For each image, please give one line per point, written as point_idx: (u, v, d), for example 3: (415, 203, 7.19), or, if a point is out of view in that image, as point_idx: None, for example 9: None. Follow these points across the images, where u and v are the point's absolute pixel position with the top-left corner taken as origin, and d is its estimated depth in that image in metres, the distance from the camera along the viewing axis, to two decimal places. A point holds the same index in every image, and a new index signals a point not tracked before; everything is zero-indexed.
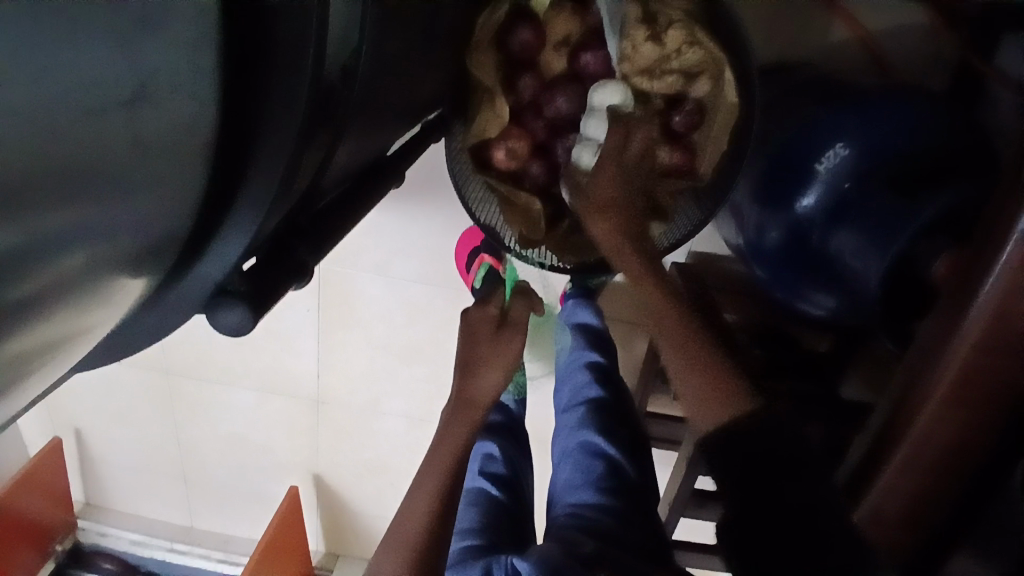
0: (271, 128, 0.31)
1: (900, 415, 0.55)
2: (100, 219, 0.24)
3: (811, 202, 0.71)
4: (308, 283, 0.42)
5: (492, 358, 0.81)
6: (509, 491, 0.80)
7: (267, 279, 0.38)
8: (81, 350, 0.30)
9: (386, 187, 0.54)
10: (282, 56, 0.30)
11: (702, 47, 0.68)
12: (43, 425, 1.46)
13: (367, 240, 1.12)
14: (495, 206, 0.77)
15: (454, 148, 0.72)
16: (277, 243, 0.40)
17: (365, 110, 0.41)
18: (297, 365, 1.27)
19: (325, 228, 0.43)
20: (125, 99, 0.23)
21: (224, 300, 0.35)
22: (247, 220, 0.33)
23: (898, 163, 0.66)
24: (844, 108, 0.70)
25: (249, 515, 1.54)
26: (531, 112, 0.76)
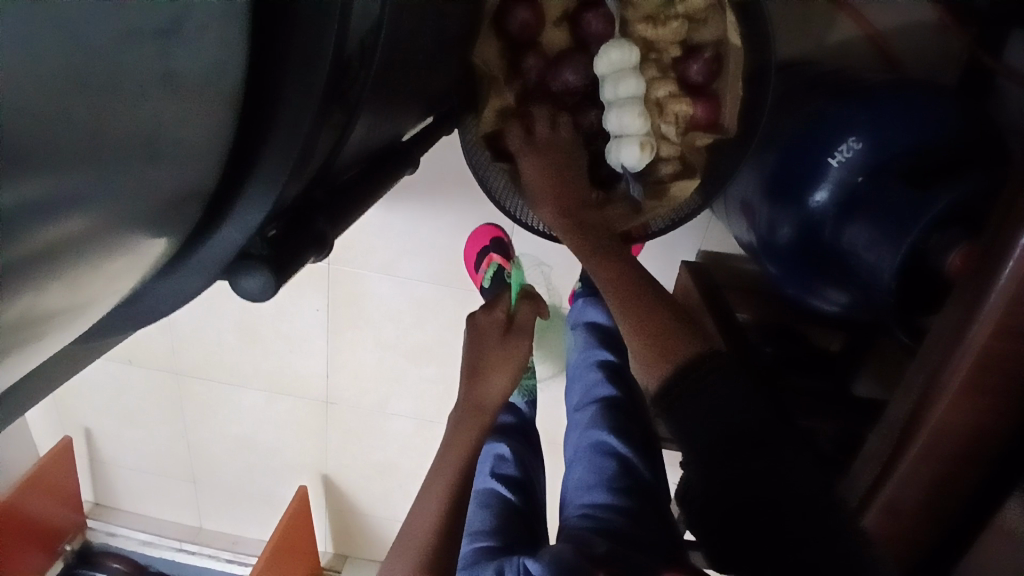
0: (289, 101, 0.32)
1: (919, 408, 0.54)
2: (126, 162, 0.24)
3: (824, 195, 0.70)
4: (327, 254, 0.41)
5: (501, 364, 0.79)
6: (522, 493, 0.80)
7: (288, 245, 0.37)
8: (96, 313, 0.30)
9: (396, 176, 0.54)
10: (302, 30, 0.31)
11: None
12: (54, 425, 1.46)
13: (376, 240, 1.13)
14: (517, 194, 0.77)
15: (470, 140, 0.72)
16: (297, 213, 0.39)
17: (381, 96, 0.41)
18: (304, 365, 1.28)
19: (343, 202, 0.43)
20: (153, 37, 0.23)
21: (247, 263, 0.35)
22: (265, 194, 0.33)
23: (911, 159, 0.66)
24: (853, 104, 0.70)
25: (256, 516, 1.55)
26: (539, 92, 0.75)
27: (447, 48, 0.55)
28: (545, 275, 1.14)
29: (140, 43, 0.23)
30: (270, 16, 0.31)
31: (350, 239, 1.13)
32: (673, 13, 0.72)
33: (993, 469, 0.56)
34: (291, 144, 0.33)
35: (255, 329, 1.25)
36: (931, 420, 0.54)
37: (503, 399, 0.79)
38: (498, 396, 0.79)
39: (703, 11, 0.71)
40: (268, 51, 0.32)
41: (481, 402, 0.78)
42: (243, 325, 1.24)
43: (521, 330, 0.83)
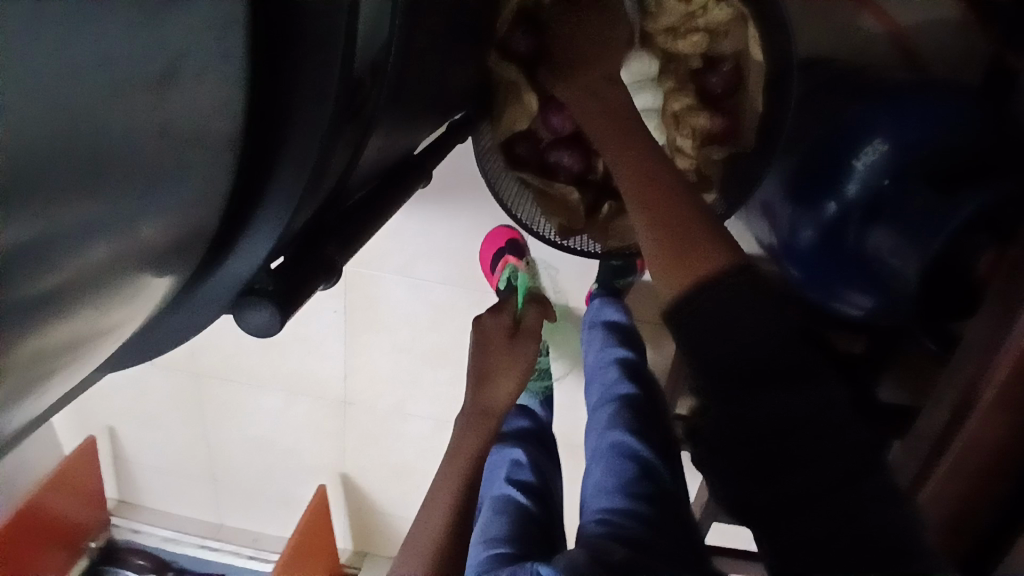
0: (296, 127, 0.32)
1: None
2: (129, 209, 0.24)
3: (854, 187, 0.68)
4: (336, 283, 0.42)
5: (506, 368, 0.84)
6: (538, 501, 0.78)
7: (295, 277, 0.38)
8: (109, 347, 0.31)
9: (411, 185, 0.53)
10: (311, 50, 0.30)
11: (729, 4, 0.66)
12: (77, 424, 1.48)
13: (391, 242, 1.13)
14: (531, 201, 0.77)
15: (482, 148, 0.73)
16: (306, 241, 0.40)
17: (397, 110, 0.41)
18: (322, 366, 1.28)
19: (352, 226, 0.43)
20: (155, 84, 0.23)
21: (252, 298, 0.36)
22: (272, 221, 0.33)
23: (935, 160, 0.64)
24: (879, 103, 0.68)
25: (276, 514, 1.56)
26: (555, 105, 0.72)
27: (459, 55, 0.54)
28: (559, 277, 1.12)
29: (138, 90, 0.22)
30: (278, 40, 0.30)
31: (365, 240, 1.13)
32: (694, 24, 0.70)
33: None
34: (302, 171, 0.32)
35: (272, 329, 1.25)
36: None
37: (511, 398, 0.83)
38: (507, 396, 0.84)
39: (724, 24, 0.68)
40: (276, 72, 0.31)
41: (488, 405, 0.82)
42: None
43: (526, 334, 0.87)
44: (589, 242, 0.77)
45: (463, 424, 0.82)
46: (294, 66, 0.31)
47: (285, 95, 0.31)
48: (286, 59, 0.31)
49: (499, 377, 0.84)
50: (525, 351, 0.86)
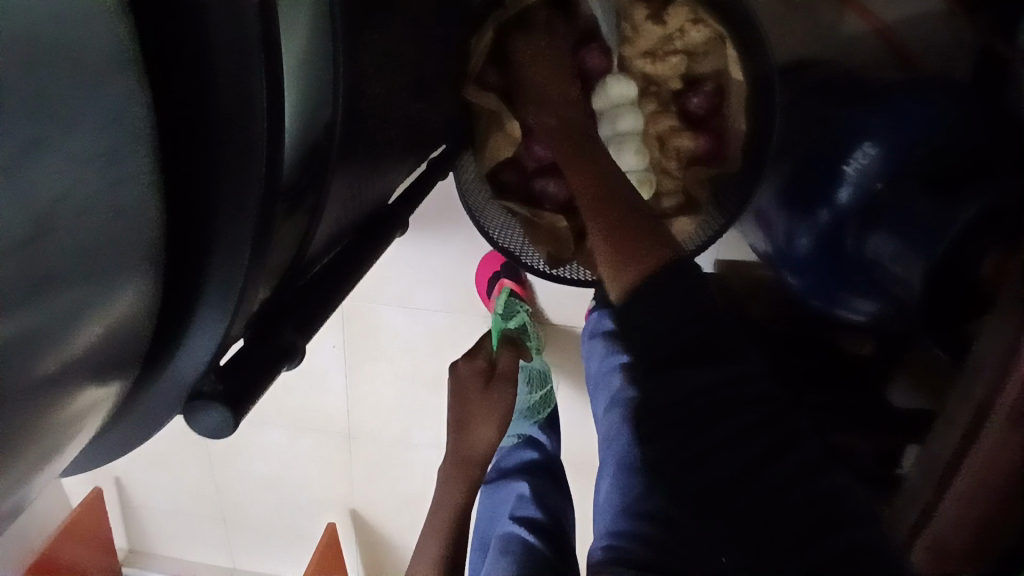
0: (223, 221, 0.29)
1: None
2: (20, 336, 0.23)
3: (845, 196, 0.66)
4: (300, 363, 0.39)
5: (483, 417, 0.81)
6: (548, 539, 0.75)
7: (248, 372, 0.34)
8: (51, 465, 0.30)
9: (384, 241, 0.52)
10: (224, 141, 0.28)
11: (706, 25, 0.66)
12: (84, 475, 1.47)
13: (386, 273, 1.11)
14: (518, 229, 0.75)
15: (466, 177, 0.72)
16: (260, 329, 0.37)
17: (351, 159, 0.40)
18: (324, 401, 1.26)
19: (310, 307, 0.41)
20: (35, 208, 0.23)
21: (200, 400, 0.32)
22: (216, 318, 0.31)
23: (931, 161, 0.62)
24: (870, 103, 0.66)
25: (288, 554, 1.53)
26: (537, 132, 0.72)
27: (424, 93, 0.53)
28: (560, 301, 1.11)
29: (0, 219, 0.21)
30: (194, 134, 0.28)
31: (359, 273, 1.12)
32: (672, 47, 0.69)
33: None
34: (238, 254, 0.30)
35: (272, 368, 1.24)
36: None
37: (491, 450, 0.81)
38: (487, 444, 0.81)
39: (702, 46, 0.68)
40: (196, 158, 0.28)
41: (469, 452, 0.81)
42: None
43: (503, 379, 0.83)
44: (582, 269, 0.75)
45: (445, 474, 0.81)
46: (211, 149, 0.28)
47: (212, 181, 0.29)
48: (205, 136, 0.28)
49: (475, 425, 0.81)
50: (500, 397, 0.82)
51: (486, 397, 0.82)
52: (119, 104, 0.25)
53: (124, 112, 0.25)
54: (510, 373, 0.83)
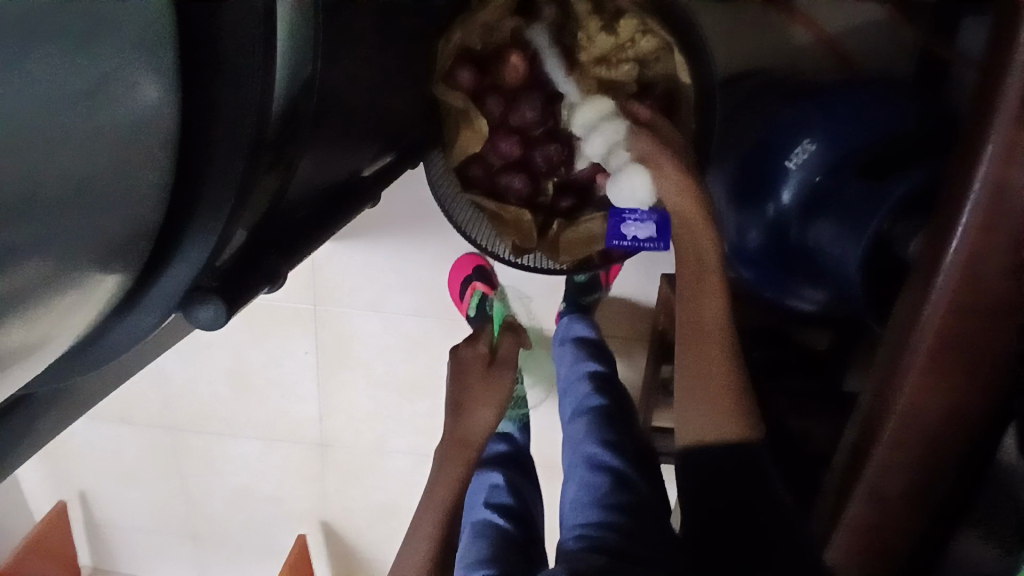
0: (220, 159, 0.33)
1: (880, 404, 0.52)
2: (56, 196, 0.26)
3: (790, 196, 0.72)
4: (279, 288, 0.43)
5: (482, 397, 0.87)
6: (518, 522, 0.79)
7: (240, 279, 0.38)
8: (52, 351, 0.32)
9: (357, 211, 0.55)
10: (228, 104, 0.32)
11: (655, 35, 0.70)
12: (48, 490, 1.44)
13: (360, 277, 1.13)
14: (486, 223, 0.80)
15: (438, 173, 0.77)
16: (250, 251, 0.40)
17: (318, 133, 0.43)
18: (296, 408, 1.27)
19: (297, 235, 0.45)
20: (80, 86, 0.26)
21: (199, 295, 0.36)
22: (205, 234, 0.34)
23: (867, 154, 0.67)
24: (810, 107, 0.72)
25: (258, 567, 1.52)
26: (501, 130, 0.75)
27: (393, 87, 0.57)
28: (533, 305, 1.14)
29: (62, 103, 0.25)
30: (200, 95, 0.32)
31: (332, 277, 1.14)
32: (625, 56, 0.72)
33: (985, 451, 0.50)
34: (226, 191, 0.33)
35: (243, 374, 1.24)
36: (891, 419, 0.51)
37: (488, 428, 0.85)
38: (484, 423, 0.87)
39: (653, 54, 0.72)
40: (196, 83, 0.32)
41: (466, 431, 0.85)
42: (233, 372, 1.24)
43: (502, 364, 0.92)
44: (544, 258, 0.80)
45: (441, 452, 0.82)
46: (209, 77, 0.32)
47: (206, 106, 0.32)
48: (204, 68, 0.32)
49: (476, 404, 0.87)
50: (500, 379, 0.90)
51: (487, 380, 0.89)
52: (151, 19, 0.29)
53: (152, 27, 0.29)
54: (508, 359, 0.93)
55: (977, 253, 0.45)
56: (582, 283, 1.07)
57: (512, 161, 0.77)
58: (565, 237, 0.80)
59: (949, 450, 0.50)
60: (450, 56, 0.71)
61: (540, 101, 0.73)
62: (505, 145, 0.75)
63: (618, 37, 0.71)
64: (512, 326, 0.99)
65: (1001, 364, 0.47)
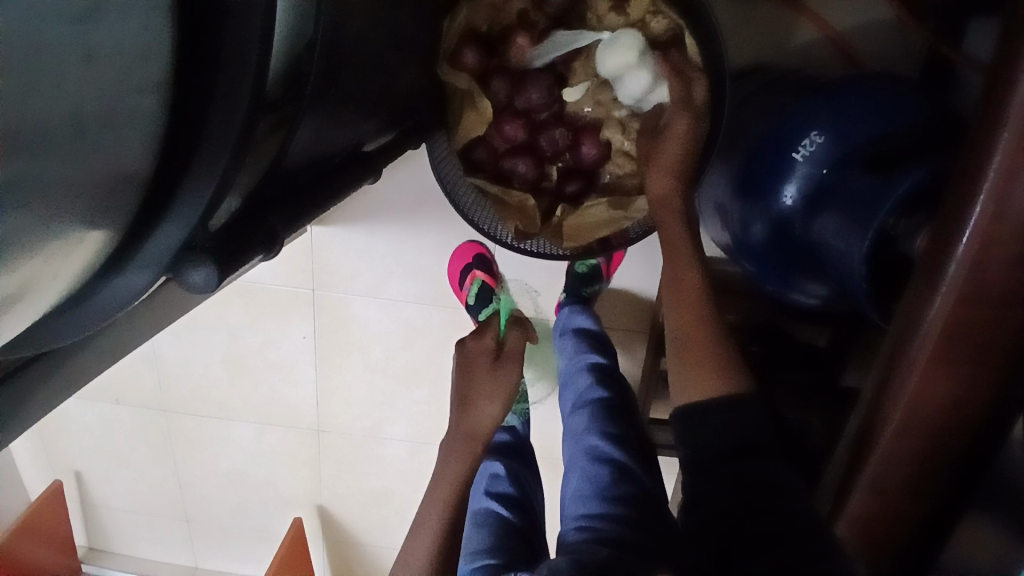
0: (215, 124, 0.32)
1: (882, 397, 0.51)
2: (40, 127, 0.25)
3: (794, 190, 0.71)
4: (277, 254, 0.42)
5: (489, 389, 0.79)
6: (519, 511, 0.80)
7: (236, 239, 0.37)
8: (37, 302, 0.31)
9: (360, 181, 0.57)
10: (224, 76, 0.31)
11: (665, 17, 0.69)
12: (45, 470, 1.44)
13: (361, 263, 1.13)
14: (489, 209, 0.77)
15: (440, 156, 0.73)
16: (249, 209, 0.40)
17: (322, 109, 0.42)
18: (293, 393, 1.27)
19: (296, 202, 0.44)
20: (75, 9, 0.25)
21: (192, 255, 0.34)
22: (199, 192, 0.33)
23: (872, 148, 0.66)
24: (816, 100, 0.72)
25: (253, 551, 1.52)
26: (508, 113, 0.76)
27: (399, 69, 0.57)
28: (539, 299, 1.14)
29: (54, 21, 0.24)
30: (201, 65, 0.32)
31: (332, 262, 1.13)
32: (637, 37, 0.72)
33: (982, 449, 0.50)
34: (227, 135, 0.32)
35: (241, 358, 1.24)
36: (898, 411, 0.50)
37: (496, 422, 0.78)
38: (491, 420, 0.79)
39: (664, 37, 0.71)
40: (196, 49, 0.31)
41: (472, 427, 0.77)
42: (229, 355, 1.24)
43: (510, 357, 0.83)
44: (547, 244, 0.79)
45: (444, 447, 0.78)
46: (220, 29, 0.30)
47: (216, 56, 0.31)
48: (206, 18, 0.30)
49: (483, 400, 0.79)
50: (508, 373, 0.81)
51: (494, 375, 0.80)
52: None
53: None
54: (516, 354, 0.83)
55: (986, 242, 0.44)
56: (584, 274, 1.06)
57: (517, 145, 0.78)
58: (568, 222, 0.79)
59: (952, 440, 0.50)
60: (458, 35, 0.70)
61: (546, 84, 0.74)
62: (512, 129, 0.76)
63: (630, 19, 0.71)
64: (518, 319, 0.88)
65: (1004, 351, 0.46)
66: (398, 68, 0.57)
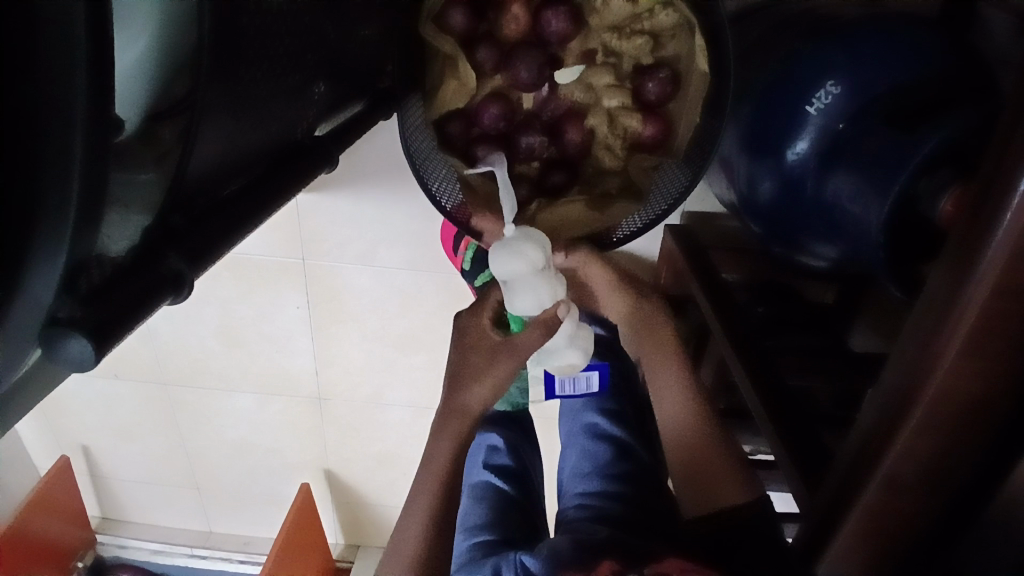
0: (54, 171, 0.26)
1: (911, 385, 0.47)
2: None
3: (805, 146, 0.66)
4: (186, 294, 0.37)
5: (482, 372, 0.66)
6: (517, 484, 0.78)
7: (114, 295, 0.31)
8: None
9: (310, 173, 0.52)
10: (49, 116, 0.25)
11: (674, 10, 0.65)
12: (50, 446, 1.42)
13: (351, 231, 1.07)
14: (457, 189, 0.69)
15: (410, 125, 0.64)
16: (146, 249, 0.35)
17: (225, 93, 0.37)
18: (292, 363, 1.24)
19: (205, 237, 0.39)
20: None
21: (58, 329, 0.29)
22: (51, 256, 0.27)
23: (891, 101, 0.61)
24: (833, 42, 0.65)
25: (264, 515, 1.52)
26: (493, 97, 0.70)
27: (344, 30, 0.50)
28: None
29: None
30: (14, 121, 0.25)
31: (319, 231, 1.07)
32: (640, 27, 0.68)
33: (995, 442, 0.47)
34: (66, 178, 0.27)
35: (236, 331, 1.20)
36: (925, 398, 0.46)
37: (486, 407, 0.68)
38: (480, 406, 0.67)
39: (669, 30, 0.68)
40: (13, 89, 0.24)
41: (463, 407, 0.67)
42: (224, 328, 1.20)
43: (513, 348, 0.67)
44: None
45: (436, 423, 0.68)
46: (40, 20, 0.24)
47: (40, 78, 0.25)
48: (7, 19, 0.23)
49: (475, 382, 0.67)
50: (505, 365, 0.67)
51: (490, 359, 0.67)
52: None
53: None
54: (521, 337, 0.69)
55: None
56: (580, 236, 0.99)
57: (493, 133, 0.71)
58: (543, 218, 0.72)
59: (978, 427, 0.46)
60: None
61: (537, 62, 0.68)
62: (485, 112, 0.70)
63: (635, 5, 0.67)
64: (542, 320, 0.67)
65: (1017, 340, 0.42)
66: (347, 31, 0.51)
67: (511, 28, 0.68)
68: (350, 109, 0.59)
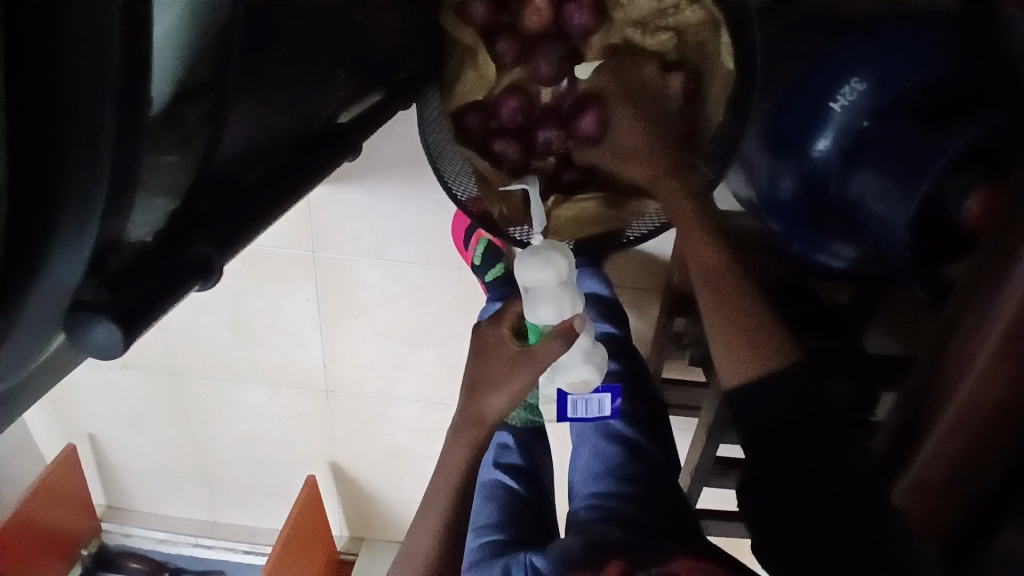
0: (80, 163, 0.25)
1: (939, 383, 0.48)
2: None
3: (827, 143, 0.65)
4: (214, 279, 0.37)
5: (499, 379, 0.63)
6: (528, 482, 0.77)
7: (141, 279, 0.31)
8: None
9: (331, 163, 0.51)
10: (77, 110, 0.24)
11: (700, 7, 0.64)
12: (58, 434, 1.42)
13: (363, 224, 1.06)
14: (473, 183, 0.68)
15: (429, 117, 0.64)
16: (171, 234, 0.35)
17: (249, 83, 0.36)
18: (301, 355, 1.23)
19: (232, 222, 0.38)
20: None
21: (84, 312, 0.29)
22: (76, 240, 0.27)
23: (918, 97, 0.59)
24: (857, 35, 0.63)
25: (270, 507, 1.52)
26: (512, 90, 0.70)
27: (366, 20, 0.49)
28: None
29: None
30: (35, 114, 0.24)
31: (331, 223, 1.07)
32: (664, 23, 0.68)
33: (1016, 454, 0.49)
34: (92, 172, 0.26)
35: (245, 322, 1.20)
36: (956, 397, 0.47)
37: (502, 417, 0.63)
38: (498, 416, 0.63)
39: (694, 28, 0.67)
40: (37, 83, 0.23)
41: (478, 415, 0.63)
42: (234, 319, 1.19)
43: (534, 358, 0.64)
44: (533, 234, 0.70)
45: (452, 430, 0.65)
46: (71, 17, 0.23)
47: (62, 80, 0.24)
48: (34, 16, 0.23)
49: (491, 389, 0.63)
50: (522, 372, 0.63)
51: (509, 365, 0.64)
52: None
53: None
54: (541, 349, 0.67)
55: None
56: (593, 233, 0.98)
57: (511, 127, 0.71)
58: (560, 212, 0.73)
59: (1001, 438, 0.48)
60: None
61: (558, 55, 0.67)
62: (504, 105, 0.70)
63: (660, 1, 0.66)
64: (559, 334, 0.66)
65: None
66: (369, 21, 0.50)
67: (532, 19, 0.66)
68: (368, 99, 0.59)
